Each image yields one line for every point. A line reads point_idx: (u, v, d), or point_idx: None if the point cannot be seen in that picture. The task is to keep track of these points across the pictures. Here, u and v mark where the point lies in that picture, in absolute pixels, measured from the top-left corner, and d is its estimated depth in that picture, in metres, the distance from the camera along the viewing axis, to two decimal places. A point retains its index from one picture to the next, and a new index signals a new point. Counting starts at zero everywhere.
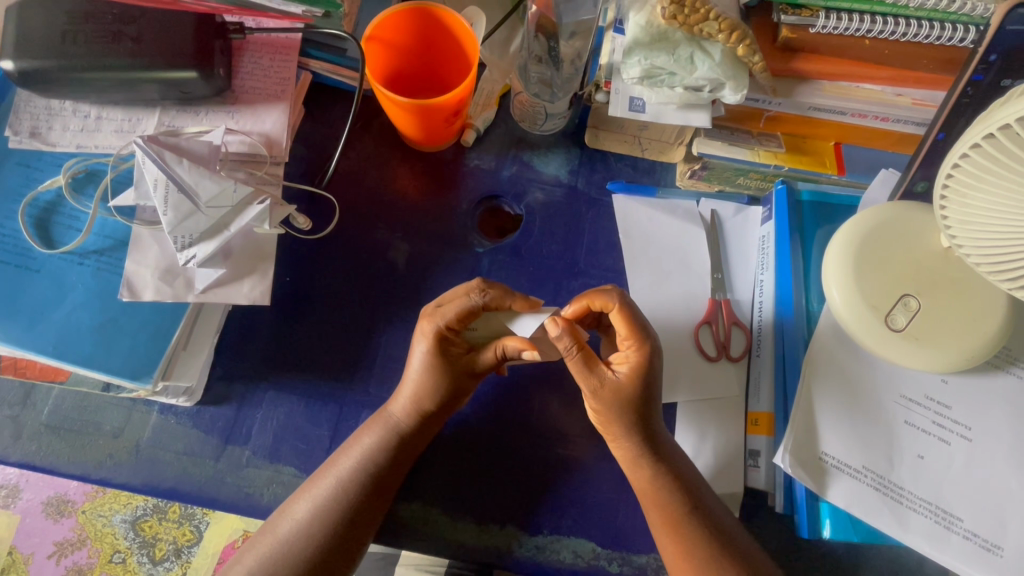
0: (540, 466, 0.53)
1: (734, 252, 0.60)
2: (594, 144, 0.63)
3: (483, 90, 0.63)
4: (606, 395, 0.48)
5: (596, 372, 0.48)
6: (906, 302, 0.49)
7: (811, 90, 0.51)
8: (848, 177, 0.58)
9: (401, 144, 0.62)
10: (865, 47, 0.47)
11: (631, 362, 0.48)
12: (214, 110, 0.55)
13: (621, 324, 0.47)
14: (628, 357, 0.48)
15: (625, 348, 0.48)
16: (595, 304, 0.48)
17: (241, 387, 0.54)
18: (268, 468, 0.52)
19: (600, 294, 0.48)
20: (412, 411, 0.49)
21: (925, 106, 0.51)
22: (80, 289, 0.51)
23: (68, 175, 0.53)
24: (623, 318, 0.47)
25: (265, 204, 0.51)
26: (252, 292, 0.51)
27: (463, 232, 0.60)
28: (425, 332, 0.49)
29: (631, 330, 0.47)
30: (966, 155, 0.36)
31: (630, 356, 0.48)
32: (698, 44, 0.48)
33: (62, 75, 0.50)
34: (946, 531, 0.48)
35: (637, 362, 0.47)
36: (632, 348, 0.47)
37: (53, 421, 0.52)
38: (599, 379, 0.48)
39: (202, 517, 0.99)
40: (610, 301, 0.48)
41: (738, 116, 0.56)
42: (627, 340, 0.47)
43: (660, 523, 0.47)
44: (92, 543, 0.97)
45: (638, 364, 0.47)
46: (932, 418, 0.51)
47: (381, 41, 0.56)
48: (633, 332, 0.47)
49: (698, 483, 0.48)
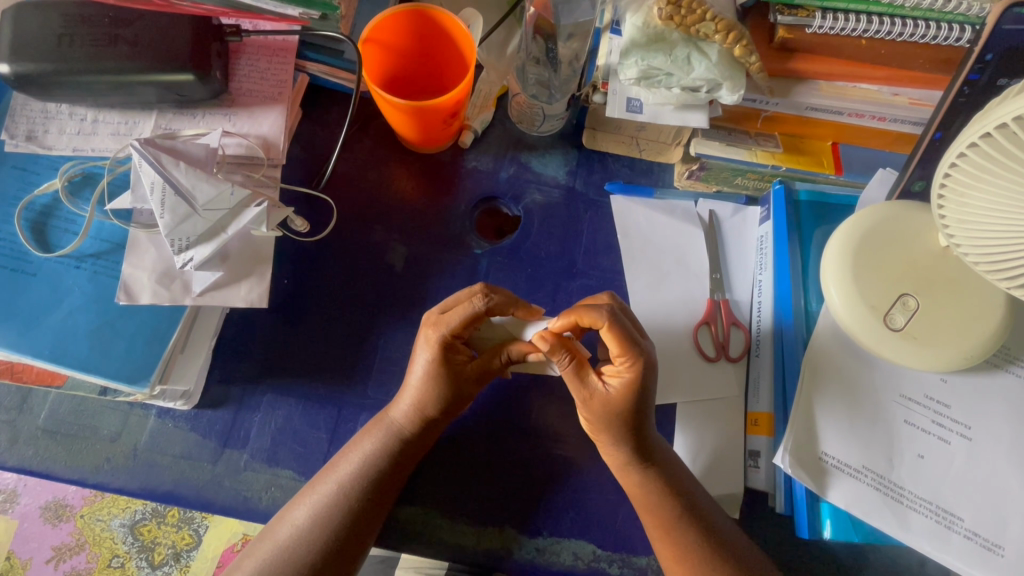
0: (539, 468, 0.53)
1: (732, 252, 0.60)
2: (592, 144, 0.63)
3: (480, 92, 0.63)
4: (595, 406, 0.48)
5: (588, 385, 0.48)
6: (905, 301, 0.49)
7: (808, 91, 0.50)
8: (846, 177, 0.58)
9: (398, 146, 0.62)
10: (861, 47, 0.47)
11: (623, 378, 0.46)
12: (211, 113, 0.55)
13: (612, 341, 0.46)
14: (621, 373, 0.47)
15: (618, 364, 0.47)
16: (585, 320, 0.47)
17: (239, 390, 0.54)
18: (267, 472, 0.52)
19: (588, 310, 0.46)
20: (414, 416, 0.49)
21: (922, 105, 0.51)
22: (77, 293, 0.51)
23: (64, 178, 0.53)
24: (612, 336, 0.45)
25: (262, 206, 0.51)
26: (250, 295, 0.51)
27: (461, 234, 0.60)
28: (428, 340, 0.49)
29: (622, 348, 0.46)
30: (963, 155, 0.36)
31: (622, 372, 0.47)
32: (696, 45, 0.49)
33: (58, 78, 0.50)
34: (946, 531, 0.48)
35: (629, 378, 0.46)
36: (625, 364, 0.46)
37: (50, 425, 0.52)
38: (591, 392, 0.48)
39: (201, 520, 0.99)
40: (599, 318, 0.46)
41: (736, 116, 0.56)
42: (620, 357, 0.46)
43: (655, 526, 0.47)
44: (90, 548, 0.97)
45: (630, 381, 0.46)
46: (932, 418, 0.51)
47: (378, 44, 0.55)
48: (624, 350, 0.46)
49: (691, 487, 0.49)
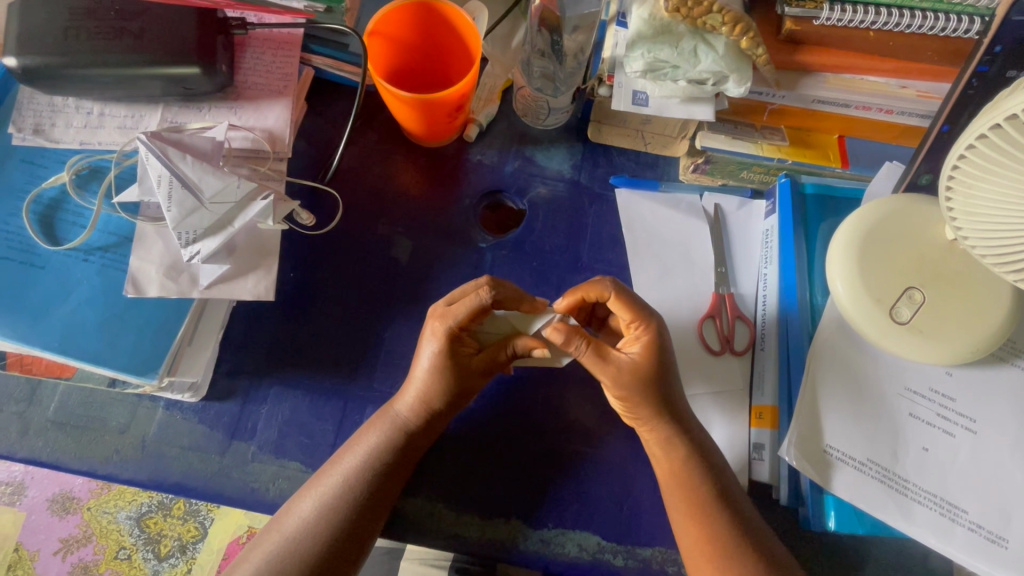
0: (545, 460, 0.53)
1: (738, 246, 0.60)
2: (596, 137, 0.62)
3: (485, 85, 0.63)
4: (626, 377, 0.48)
5: (610, 360, 0.48)
6: (911, 294, 0.49)
7: (815, 83, 0.50)
8: (852, 170, 0.58)
9: (403, 139, 0.62)
10: (869, 39, 0.47)
11: (643, 341, 0.48)
12: (216, 106, 0.55)
13: (623, 309, 0.48)
14: (638, 338, 0.49)
15: (633, 331, 0.49)
16: (590, 295, 0.49)
17: (247, 383, 0.54)
18: (274, 463, 0.52)
19: (594, 284, 0.49)
20: (418, 408, 0.49)
21: (930, 98, 0.50)
22: (86, 286, 0.51)
23: (72, 172, 0.53)
24: (623, 303, 0.48)
25: (268, 199, 0.51)
26: (257, 288, 0.52)
27: (466, 227, 0.60)
28: (435, 331, 0.49)
29: (634, 311, 0.48)
30: (971, 147, 0.36)
31: (640, 337, 0.49)
32: (702, 37, 0.48)
33: (65, 72, 0.50)
34: (951, 523, 0.48)
35: (649, 340, 0.48)
36: (640, 328, 0.49)
37: (59, 417, 0.53)
38: (616, 367, 0.48)
39: (206, 513, 1.00)
40: (605, 290, 0.49)
41: (742, 109, 0.56)
42: (634, 323, 0.49)
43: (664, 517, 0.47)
44: (97, 540, 0.98)
45: (650, 342, 0.48)
46: (937, 410, 0.51)
47: (383, 36, 0.55)
48: (638, 313, 0.48)
49: (713, 469, 0.48)
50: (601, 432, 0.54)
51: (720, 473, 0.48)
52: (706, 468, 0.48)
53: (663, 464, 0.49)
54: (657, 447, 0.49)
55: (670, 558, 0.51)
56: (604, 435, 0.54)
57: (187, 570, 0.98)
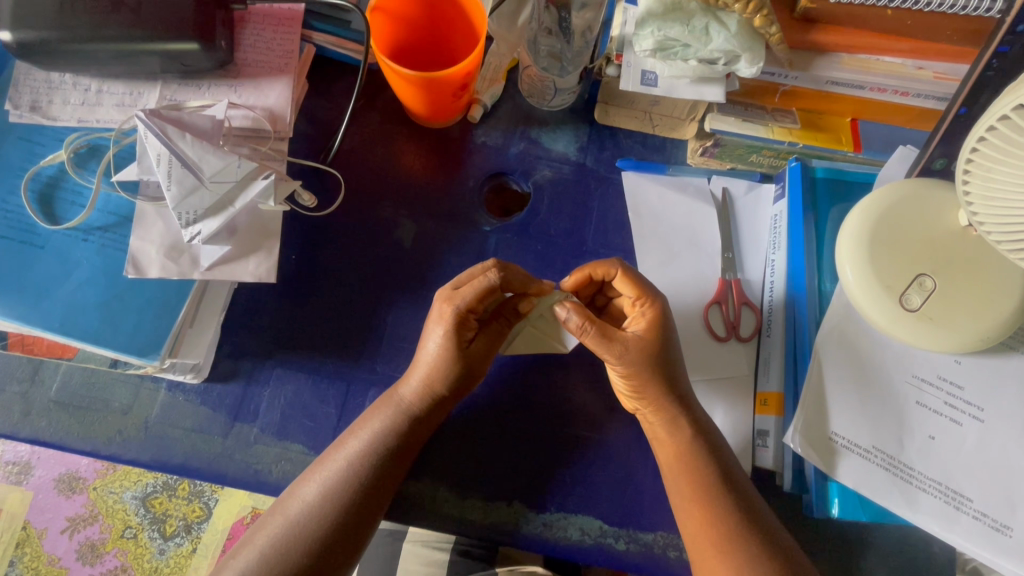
0: (549, 445, 0.53)
1: (746, 231, 0.59)
2: (603, 120, 0.61)
3: (489, 64, 0.62)
4: (633, 355, 0.48)
5: (616, 339, 0.48)
6: (922, 281, 0.48)
7: (829, 64, 0.49)
8: (865, 154, 0.57)
9: (406, 119, 0.61)
10: (886, 17, 0.45)
11: (648, 318, 0.49)
12: (217, 84, 0.54)
13: (629, 286, 0.50)
14: (643, 315, 0.49)
15: (638, 308, 0.50)
16: (597, 273, 0.51)
17: (249, 365, 0.54)
18: (277, 445, 0.52)
19: (601, 262, 0.50)
20: (423, 393, 0.49)
21: (947, 79, 0.49)
22: (86, 266, 0.51)
23: (70, 150, 0.52)
24: (628, 280, 0.50)
25: (270, 178, 0.51)
26: (258, 269, 0.51)
27: (470, 210, 0.59)
28: (442, 315, 0.48)
29: (639, 287, 0.49)
30: (992, 128, 0.35)
31: (645, 314, 0.49)
32: (715, 15, 0.47)
33: (62, 47, 0.49)
34: (955, 511, 0.47)
35: (653, 315, 0.49)
36: (645, 306, 0.49)
37: (62, 397, 0.53)
38: (623, 344, 0.48)
39: (211, 494, 1.00)
40: (612, 268, 0.50)
41: (753, 91, 0.54)
42: (640, 300, 0.50)
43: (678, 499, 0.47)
44: (104, 519, 0.99)
45: (654, 318, 0.49)
46: (944, 399, 0.50)
47: (385, 12, 0.54)
48: (644, 290, 0.49)
49: (716, 447, 0.48)
50: (604, 418, 0.54)
51: (724, 456, 0.48)
52: (713, 449, 0.48)
53: (667, 447, 0.49)
54: (665, 429, 0.49)
55: (672, 542, 0.50)
56: (607, 421, 0.54)
57: (192, 549, 0.98)
